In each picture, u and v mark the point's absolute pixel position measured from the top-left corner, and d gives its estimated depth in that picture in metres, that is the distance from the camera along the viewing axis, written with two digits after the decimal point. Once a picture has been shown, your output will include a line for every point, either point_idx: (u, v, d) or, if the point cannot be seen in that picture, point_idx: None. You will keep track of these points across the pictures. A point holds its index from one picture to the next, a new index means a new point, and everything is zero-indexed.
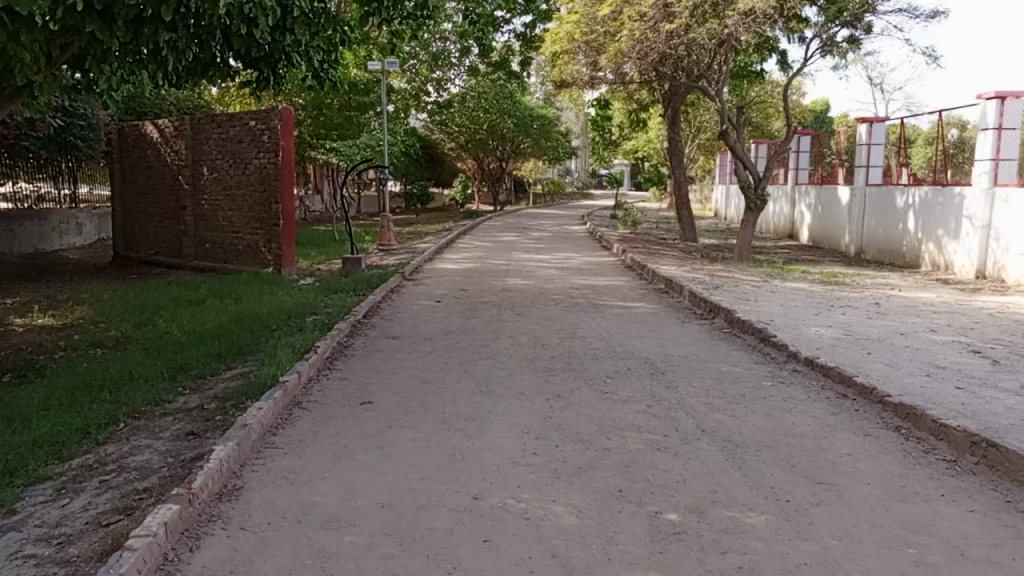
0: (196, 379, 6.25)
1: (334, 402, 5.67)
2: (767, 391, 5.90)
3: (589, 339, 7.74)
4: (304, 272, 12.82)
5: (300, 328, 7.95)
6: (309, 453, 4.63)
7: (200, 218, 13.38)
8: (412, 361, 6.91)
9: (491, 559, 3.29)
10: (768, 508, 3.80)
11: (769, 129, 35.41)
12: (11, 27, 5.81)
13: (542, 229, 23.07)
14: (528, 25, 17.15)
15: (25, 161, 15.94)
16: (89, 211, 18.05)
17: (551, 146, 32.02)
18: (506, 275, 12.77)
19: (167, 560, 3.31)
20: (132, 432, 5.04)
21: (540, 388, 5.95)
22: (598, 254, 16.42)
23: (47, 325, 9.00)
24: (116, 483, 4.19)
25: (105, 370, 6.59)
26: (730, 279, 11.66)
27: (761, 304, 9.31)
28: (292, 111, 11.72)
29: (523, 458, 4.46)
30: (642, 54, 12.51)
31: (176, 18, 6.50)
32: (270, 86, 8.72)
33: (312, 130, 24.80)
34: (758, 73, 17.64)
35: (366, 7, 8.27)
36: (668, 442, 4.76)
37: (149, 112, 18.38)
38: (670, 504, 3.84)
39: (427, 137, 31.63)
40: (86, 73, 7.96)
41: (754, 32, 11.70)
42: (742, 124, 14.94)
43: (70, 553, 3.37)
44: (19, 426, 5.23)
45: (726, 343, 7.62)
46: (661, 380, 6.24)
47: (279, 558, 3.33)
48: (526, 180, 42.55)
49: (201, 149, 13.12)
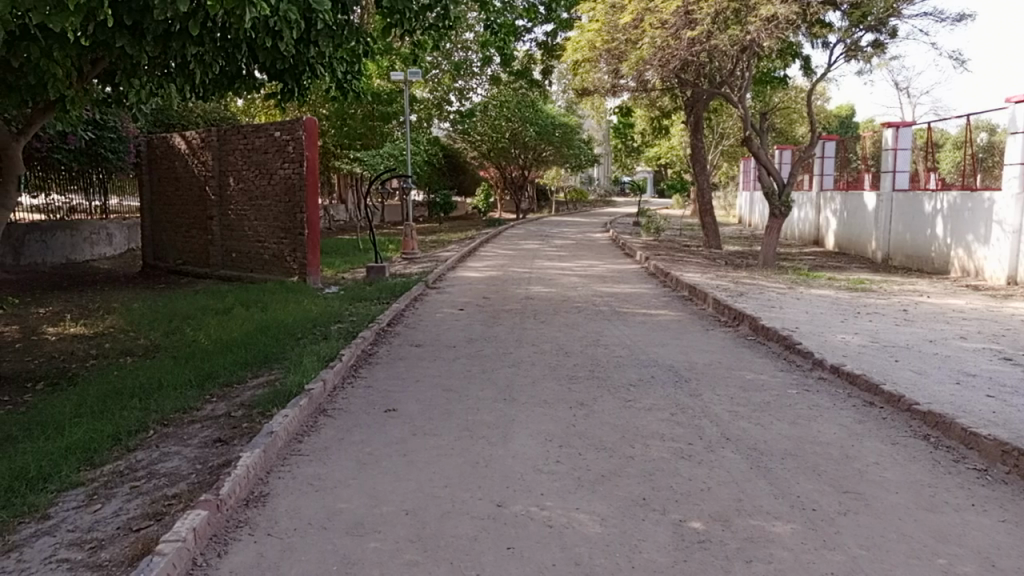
0: (223, 387, 6.33)
1: (359, 410, 5.72)
2: (792, 399, 5.84)
3: (612, 347, 7.72)
4: (329, 281, 12.94)
5: (325, 336, 8.04)
6: (334, 460, 4.68)
7: (227, 228, 13.59)
8: (435, 369, 6.95)
9: (514, 566, 3.30)
10: (793, 517, 3.77)
11: (794, 135, 35.11)
12: (45, 43, 5.98)
13: (564, 237, 23.03)
14: (550, 34, 17.17)
15: (58, 174, 16.24)
16: (119, 222, 18.41)
17: (574, 153, 32.09)
18: (529, 283, 12.79)
19: (196, 565, 3.36)
20: (161, 439, 5.14)
21: (563, 396, 5.95)
22: (622, 261, 16.39)
23: (79, 334, 9.18)
24: (147, 489, 4.27)
25: (135, 378, 6.71)
26: (755, 287, 11.58)
27: (787, 311, 9.24)
28: (317, 121, 11.82)
29: (546, 465, 4.47)
30: (664, 61, 12.47)
31: (203, 32, 6.64)
32: (295, 98, 8.81)
33: (338, 139, 25.28)
34: (782, 78, 17.48)
35: (388, 18, 8.32)
36: (692, 450, 4.74)
37: (177, 123, 18.74)
38: (694, 512, 3.83)
39: (450, 146, 31.86)
40: (117, 87, 8.15)
41: (777, 38, 11.70)
42: (766, 130, 14.74)
43: (102, 557, 3.43)
44: (52, 433, 5.34)
45: (750, 351, 7.56)
46: (686, 387, 6.21)
47: (305, 563, 3.37)
48: (548, 186, 42.68)
49: (227, 160, 13.33)
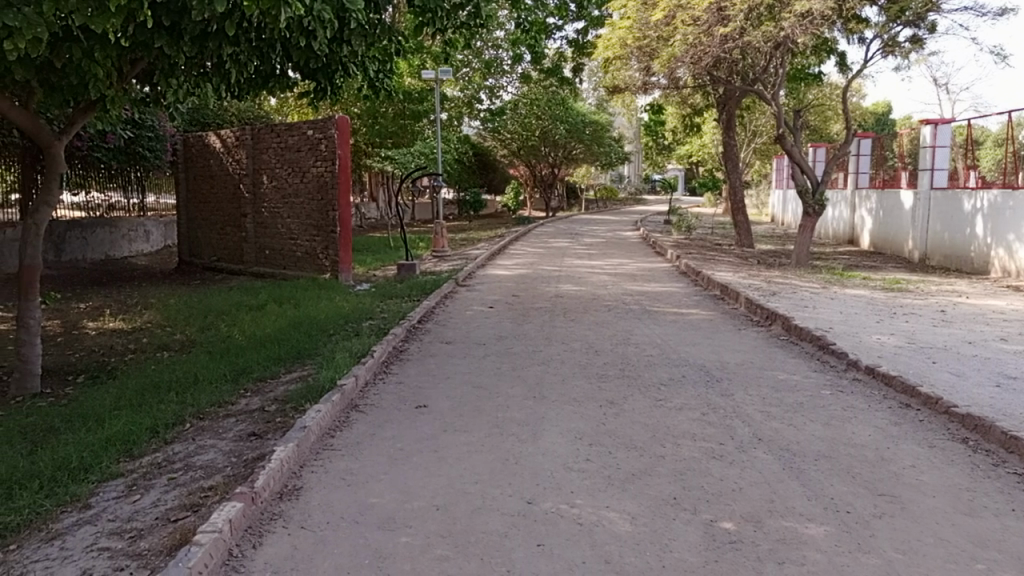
0: (257, 382, 6.43)
1: (390, 406, 5.77)
2: (825, 400, 5.78)
3: (643, 345, 7.69)
4: (360, 278, 13.06)
5: (356, 332, 8.12)
6: (366, 455, 4.73)
7: (261, 226, 13.78)
8: (465, 365, 6.99)
9: (544, 563, 3.31)
10: (827, 519, 3.72)
11: (829, 132, 34.62)
12: (86, 44, 6.13)
13: (594, 236, 22.95)
14: (581, 31, 17.11)
15: (98, 172, 16.52)
16: (156, 219, 18.76)
17: (605, 151, 31.98)
18: (559, 281, 12.80)
19: (231, 556, 3.43)
20: (197, 432, 5.24)
21: (592, 394, 5.94)
22: (652, 260, 16.30)
23: (118, 329, 9.39)
24: (183, 481, 4.36)
25: (172, 372, 6.84)
26: (787, 286, 11.45)
27: (820, 310, 9.13)
28: (349, 120, 11.94)
29: (576, 463, 4.47)
30: (696, 58, 12.35)
31: (238, 32, 6.74)
32: (328, 96, 8.90)
33: (369, 138, 25.47)
34: (817, 75, 17.24)
35: (420, 17, 8.38)
36: (723, 450, 4.71)
37: (212, 122, 19.10)
38: (725, 513, 3.80)
39: (480, 144, 31.95)
40: (155, 87, 8.30)
41: (812, 34, 11.54)
42: (800, 128, 14.54)
43: (141, 547, 3.51)
44: (93, 425, 5.47)
45: (783, 351, 7.49)
46: (717, 387, 6.17)
47: (337, 556, 3.41)
48: (578, 185, 42.57)
49: (261, 158, 13.52)
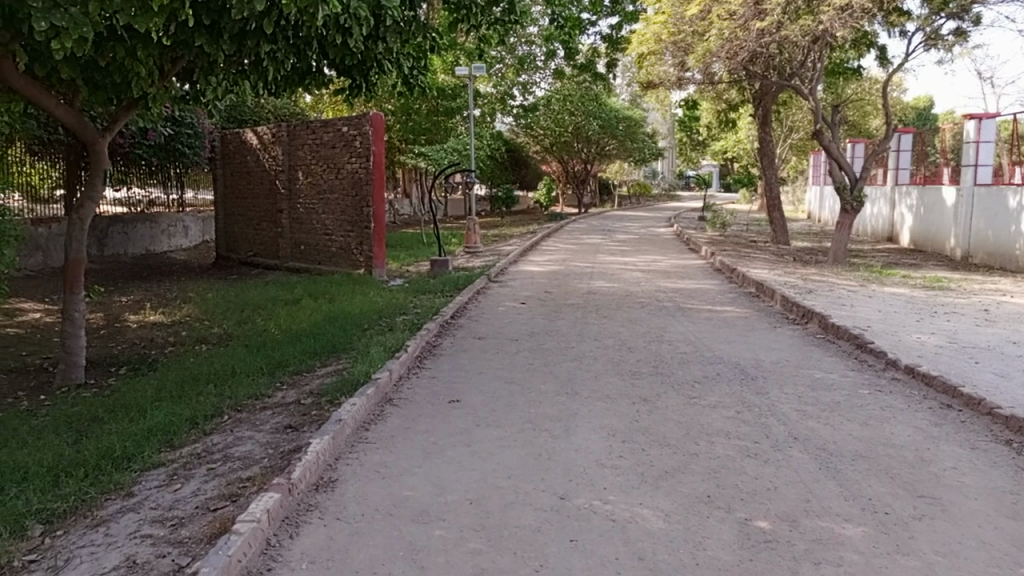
0: (293, 375, 6.53)
1: (424, 401, 5.81)
2: (863, 400, 5.69)
3: (676, 343, 7.64)
4: (394, 274, 13.16)
5: (390, 327, 8.19)
6: (400, 448, 4.78)
7: (296, 221, 13.95)
8: (498, 361, 7.01)
9: (577, 559, 3.32)
10: (865, 520, 3.67)
11: (868, 127, 33.97)
12: (130, 43, 6.26)
13: (626, 232, 22.83)
14: (615, 26, 17.00)
15: (138, 169, 16.88)
16: (195, 215, 19.10)
17: (638, 147, 31.76)
18: (591, 278, 12.75)
19: (269, 546, 3.49)
20: (235, 424, 5.33)
21: (625, 391, 5.92)
22: (686, 257, 16.16)
23: (158, 322, 9.59)
24: (222, 471, 4.44)
25: (210, 365, 6.97)
26: (825, 284, 11.28)
27: (858, 309, 8.98)
28: (383, 117, 12.03)
29: (609, 460, 4.46)
30: (731, 52, 12.19)
31: (276, 30, 6.84)
32: (363, 93, 8.96)
33: (402, 134, 25.61)
34: (857, 69, 16.91)
35: (455, 13, 8.40)
36: (758, 448, 4.67)
37: (249, 119, 19.42)
38: (760, 512, 3.77)
39: (513, 140, 31.94)
40: (194, 85, 8.44)
41: (851, 27, 11.34)
42: (838, 123, 14.29)
43: (182, 535, 3.59)
44: (136, 415, 5.61)
45: (820, 350, 7.39)
46: (752, 385, 6.10)
47: (372, 548, 3.45)
48: (611, 181, 42.35)
49: (297, 154, 13.68)
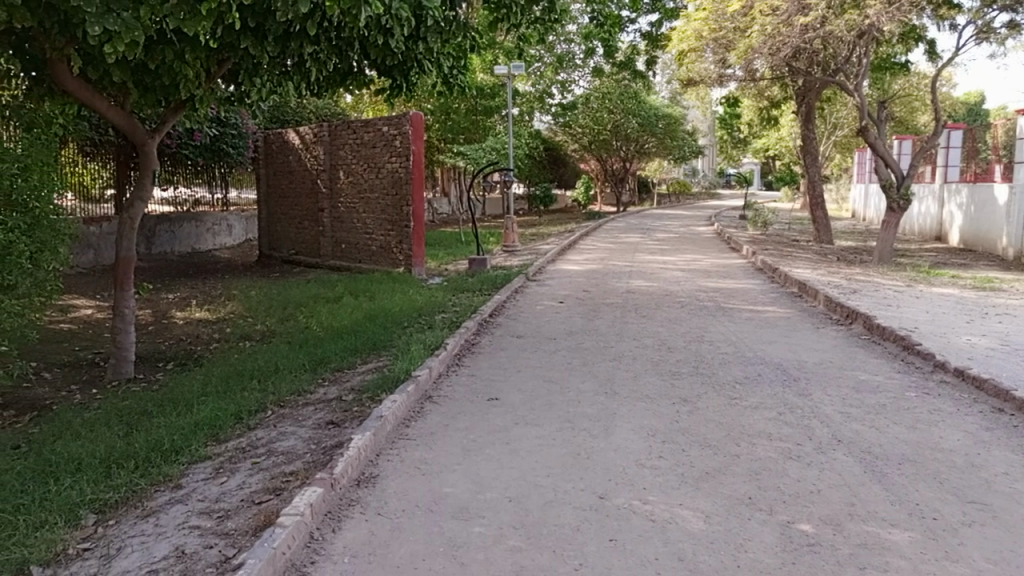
0: (334, 372, 6.63)
1: (463, 398, 5.85)
2: (910, 402, 5.57)
3: (717, 343, 7.56)
4: (433, 272, 13.26)
5: (429, 325, 8.26)
6: (440, 445, 4.82)
7: (337, 220, 14.14)
8: (536, 360, 7.02)
9: (617, 558, 3.32)
10: (912, 525, 3.60)
11: (915, 123, 33.17)
12: (178, 46, 6.42)
13: (666, 231, 22.64)
14: (654, 24, 16.88)
15: (185, 169, 17.28)
16: (239, 214, 19.49)
17: (678, 145, 31.46)
18: (630, 277, 12.69)
19: (313, 539, 3.56)
20: (278, 420, 5.43)
21: (665, 391, 5.89)
22: (726, 256, 15.97)
23: (204, 319, 9.82)
24: (266, 465, 4.53)
25: (253, 361, 7.10)
26: (869, 284, 11.06)
27: (905, 310, 8.78)
28: (423, 116, 12.13)
29: (648, 460, 4.45)
30: (774, 49, 12.00)
31: (319, 32, 6.95)
32: (403, 93, 9.04)
33: (441, 134, 25.75)
34: (904, 64, 16.51)
35: (495, 13, 8.43)
36: (801, 451, 4.60)
37: (291, 119, 19.74)
38: (803, 514, 3.72)
39: (551, 139, 31.90)
40: (240, 86, 8.60)
41: (899, 21, 11.08)
42: (884, 120, 13.98)
43: (228, 527, 3.68)
44: (183, 410, 5.74)
45: (864, 351, 7.25)
46: (794, 387, 6.02)
47: (413, 544, 3.49)
48: (650, 180, 42.04)
49: (338, 154, 13.86)
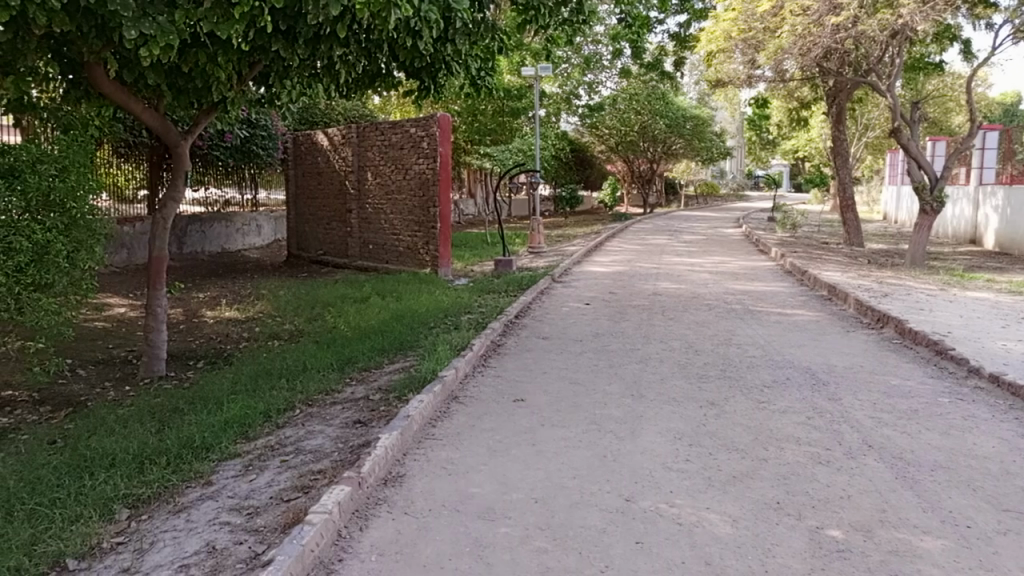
0: (362, 371, 6.68)
1: (489, 399, 5.87)
2: (943, 408, 5.48)
3: (745, 346, 7.50)
4: (459, 273, 13.31)
5: (455, 326, 8.29)
6: (467, 446, 4.83)
7: (365, 221, 14.24)
8: (562, 361, 7.02)
9: (643, 561, 3.31)
10: (944, 533, 3.54)
11: (950, 124, 32.59)
12: (211, 49, 6.52)
13: (693, 233, 22.48)
14: (682, 24, 16.77)
15: (216, 170, 17.53)
16: (268, 214, 19.72)
17: (706, 146, 31.23)
18: (657, 279, 12.63)
19: (340, 537, 3.59)
20: (306, 418, 5.49)
21: (693, 394, 5.85)
22: (755, 258, 15.82)
23: (234, 318, 9.95)
24: (295, 463, 4.58)
25: (282, 360, 7.19)
26: (901, 287, 10.89)
27: (938, 314, 8.63)
28: (450, 118, 12.18)
29: (675, 463, 4.42)
30: (805, 49, 11.87)
31: (349, 35, 7.02)
32: (431, 95, 9.08)
33: (468, 136, 25.84)
34: (938, 64, 16.22)
35: (523, 14, 8.44)
36: (830, 456, 4.55)
37: (320, 121, 19.94)
38: (833, 520, 3.67)
39: (578, 140, 31.85)
40: (270, 89, 8.70)
41: (933, 20, 10.90)
42: (918, 121, 13.74)
43: (258, 523, 3.73)
44: (213, 407, 5.83)
45: (896, 355, 7.14)
46: (824, 391, 5.94)
47: (440, 543, 3.51)
48: (677, 181, 41.79)
49: (366, 155, 13.96)
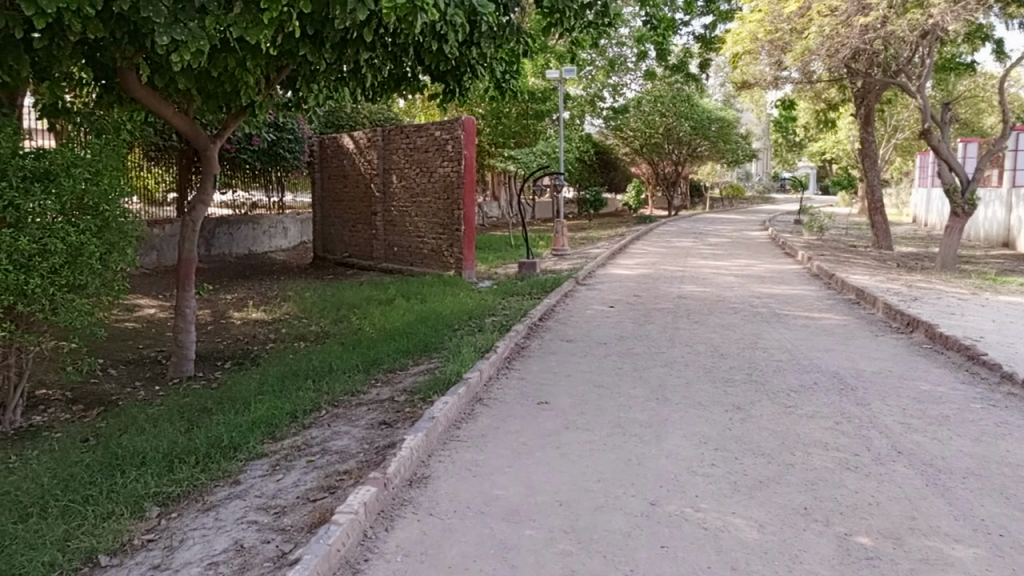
0: (387, 373, 6.73)
1: (513, 401, 5.88)
2: (975, 414, 5.38)
3: (771, 350, 7.43)
4: (483, 276, 13.34)
5: (479, 328, 8.30)
6: (491, 448, 4.84)
7: (389, 224, 14.33)
8: (587, 364, 7.00)
9: (668, 565, 3.29)
10: (976, 541, 3.48)
11: (981, 125, 32.05)
12: (240, 54, 6.62)
13: (718, 235, 22.32)
14: (708, 26, 16.65)
15: (243, 173, 17.74)
16: (294, 217, 19.92)
17: (731, 148, 31.00)
18: (682, 282, 12.56)
19: (366, 537, 3.62)
20: (332, 419, 5.54)
21: (718, 398, 5.81)
22: (781, 261, 15.68)
23: (261, 319, 10.07)
24: (321, 463, 4.63)
25: (308, 361, 7.26)
26: (931, 291, 10.72)
27: (969, 318, 8.48)
28: (475, 121, 12.22)
29: (700, 467, 4.40)
30: (833, 50, 11.75)
31: (375, 39, 7.08)
32: (456, 98, 9.11)
33: (492, 138, 25.89)
34: (970, 64, 15.96)
35: (548, 18, 8.45)
36: (859, 461, 4.49)
37: (346, 124, 20.11)
38: (861, 527, 3.63)
39: (602, 142, 31.79)
40: (297, 92, 8.79)
41: (965, 20, 10.72)
42: (949, 122, 13.53)
43: (285, 522, 3.77)
44: (240, 407, 5.90)
45: (926, 360, 7.03)
46: (852, 396, 5.87)
47: (465, 545, 3.52)
48: (702, 184, 41.52)
49: (391, 158, 14.06)
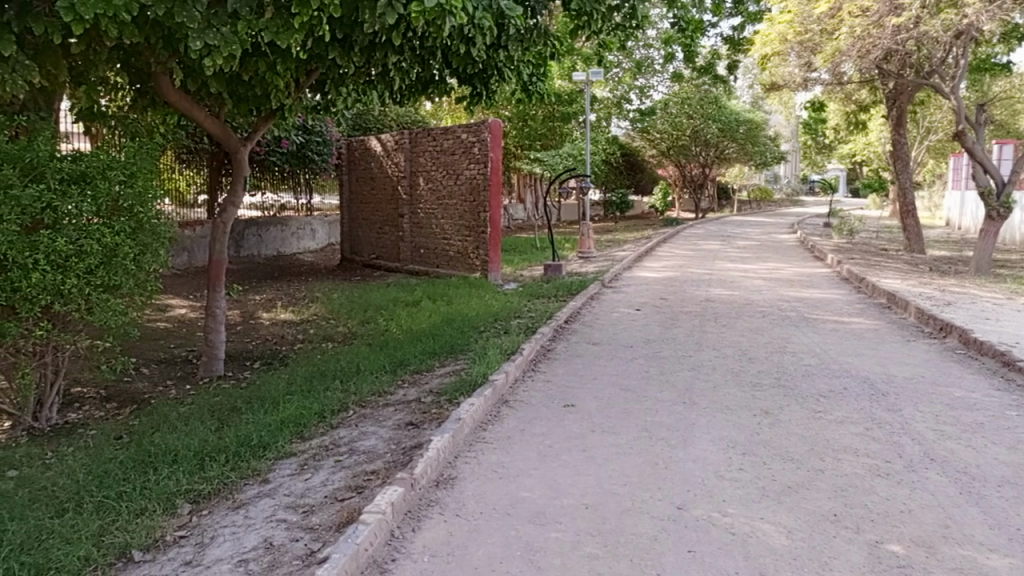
0: (413, 374, 6.77)
1: (539, 403, 5.88)
2: (1011, 422, 5.27)
3: (800, 355, 7.35)
4: (509, 278, 13.35)
5: (505, 330, 8.31)
6: (517, 450, 4.85)
7: (416, 226, 14.41)
8: (613, 367, 6.99)
9: (696, 570, 3.27)
10: (1012, 551, 3.42)
11: (1018, 127, 31.40)
12: (271, 58, 6.70)
13: (746, 238, 22.13)
14: (736, 27, 16.47)
15: (272, 175, 17.94)
16: (322, 219, 20.10)
17: (760, 150, 30.70)
18: (709, 285, 12.47)
19: (393, 537, 3.64)
20: (359, 419, 5.58)
21: (746, 403, 5.76)
22: (810, 264, 15.50)
23: (289, 320, 10.18)
24: (349, 463, 4.67)
25: (336, 362, 7.33)
26: (965, 295, 10.52)
27: (1005, 324, 8.31)
28: (501, 124, 12.25)
29: (728, 472, 4.37)
30: (863, 51, 11.64)
31: (403, 43, 7.13)
32: (483, 101, 9.13)
33: (518, 141, 25.91)
34: (1006, 64, 15.65)
35: (575, 21, 8.43)
36: (890, 468, 4.43)
37: (373, 127, 20.26)
38: (893, 535, 3.58)
39: (628, 144, 31.67)
40: (326, 95, 8.88)
41: (1001, 19, 10.51)
42: (984, 123, 13.27)
43: (314, 521, 3.81)
44: (269, 407, 5.98)
45: (960, 366, 6.90)
46: (883, 402, 5.79)
47: (491, 547, 3.53)
48: (730, 186, 41.19)
49: (418, 160, 14.13)
